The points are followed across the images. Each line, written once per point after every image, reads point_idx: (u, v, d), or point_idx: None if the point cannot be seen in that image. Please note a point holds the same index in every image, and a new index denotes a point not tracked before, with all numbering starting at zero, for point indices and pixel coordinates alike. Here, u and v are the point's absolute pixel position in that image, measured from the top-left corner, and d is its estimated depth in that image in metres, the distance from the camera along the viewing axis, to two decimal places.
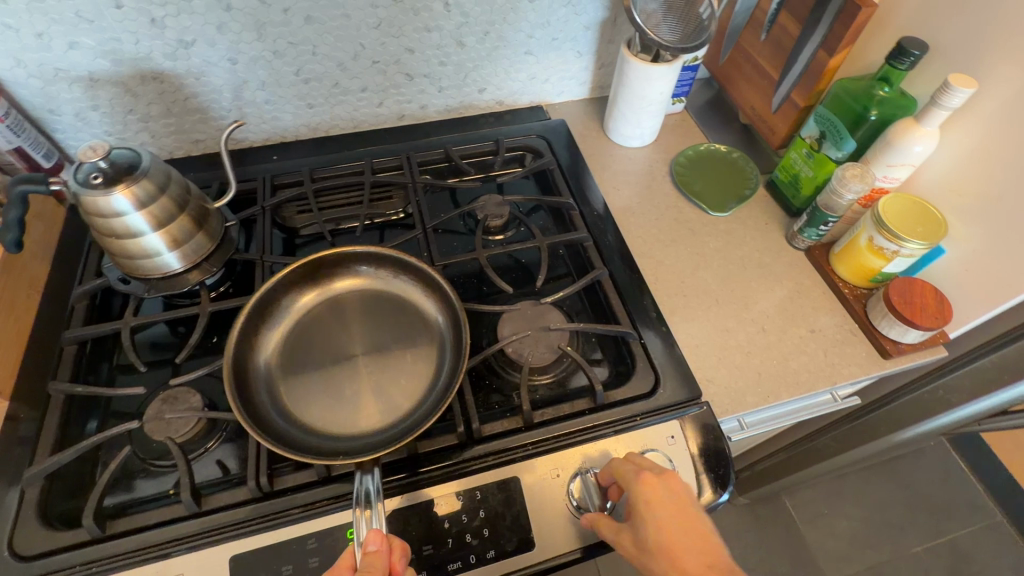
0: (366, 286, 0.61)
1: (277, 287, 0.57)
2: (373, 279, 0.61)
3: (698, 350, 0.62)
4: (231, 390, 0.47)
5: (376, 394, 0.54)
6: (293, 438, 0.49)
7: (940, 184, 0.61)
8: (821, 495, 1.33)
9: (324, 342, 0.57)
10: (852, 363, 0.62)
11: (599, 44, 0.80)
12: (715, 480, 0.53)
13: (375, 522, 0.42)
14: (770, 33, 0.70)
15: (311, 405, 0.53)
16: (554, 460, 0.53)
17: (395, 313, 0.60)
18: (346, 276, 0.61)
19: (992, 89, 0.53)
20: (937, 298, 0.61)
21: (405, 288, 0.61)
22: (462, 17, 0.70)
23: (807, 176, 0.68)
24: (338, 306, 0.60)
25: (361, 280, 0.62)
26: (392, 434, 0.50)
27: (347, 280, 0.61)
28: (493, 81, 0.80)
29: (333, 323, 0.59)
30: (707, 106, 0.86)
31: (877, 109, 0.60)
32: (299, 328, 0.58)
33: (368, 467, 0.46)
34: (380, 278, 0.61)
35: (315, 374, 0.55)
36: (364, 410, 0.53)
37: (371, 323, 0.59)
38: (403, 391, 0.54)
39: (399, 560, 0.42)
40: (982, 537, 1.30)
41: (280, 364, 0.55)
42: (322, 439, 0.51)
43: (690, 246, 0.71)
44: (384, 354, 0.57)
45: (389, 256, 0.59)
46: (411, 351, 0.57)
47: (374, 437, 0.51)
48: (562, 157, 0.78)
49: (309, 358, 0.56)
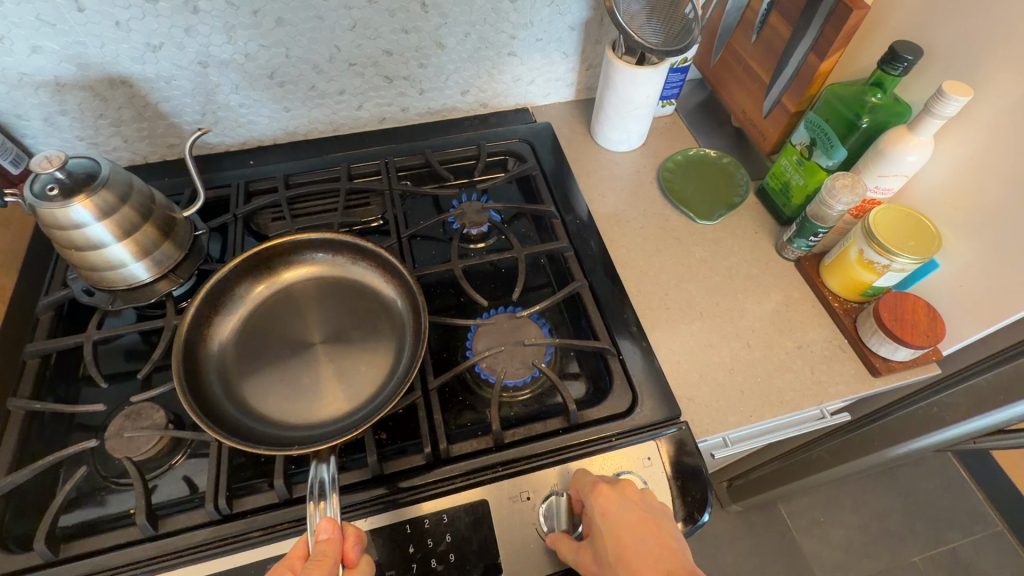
0: (323, 273, 0.60)
1: (228, 277, 0.56)
2: (330, 266, 0.60)
3: (679, 367, 0.59)
4: (182, 390, 0.46)
5: (337, 382, 0.53)
6: (249, 434, 0.48)
7: (935, 197, 0.58)
8: (817, 502, 1.31)
9: (281, 333, 0.56)
10: (840, 380, 0.60)
11: (585, 44, 0.77)
12: (692, 505, 0.51)
13: (329, 511, 0.42)
14: (760, 35, 0.67)
15: (269, 395, 0.52)
16: (524, 482, 0.51)
17: (355, 300, 0.59)
18: (302, 265, 0.60)
19: (989, 98, 0.51)
20: (929, 314, 0.58)
21: (365, 274, 0.60)
22: (442, 18, 0.68)
23: (798, 185, 0.66)
24: (296, 294, 0.59)
25: (317, 267, 0.60)
26: (351, 421, 0.49)
27: (303, 270, 0.60)
28: (475, 83, 0.78)
29: (291, 313, 0.58)
30: (699, 109, 0.83)
31: (869, 116, 0.57)
32: (256, 319, 0.57)
33: (324, 457, 0.45)
34: (340, 266, 0.60)
35: (274, 365, 0.54)
36: (324, 399, 0.52)
37: (329, 311, 0.58)
38: (365, 378, 0.53)
39: (352, 548, 0.42)
40: (984, 547, 1.27)
41: (235, 358, 0.54)
42: (279, 430, 0.50)
43: (676, 256, 0.68)
44: (344, 341, 0.56)
45: (346, 241, 0.58)
46: (372, 337, 0.56)
47: (334, 426, 0.50)
48: (546, 163, 0.75)
49: (268, 349, 0.55)
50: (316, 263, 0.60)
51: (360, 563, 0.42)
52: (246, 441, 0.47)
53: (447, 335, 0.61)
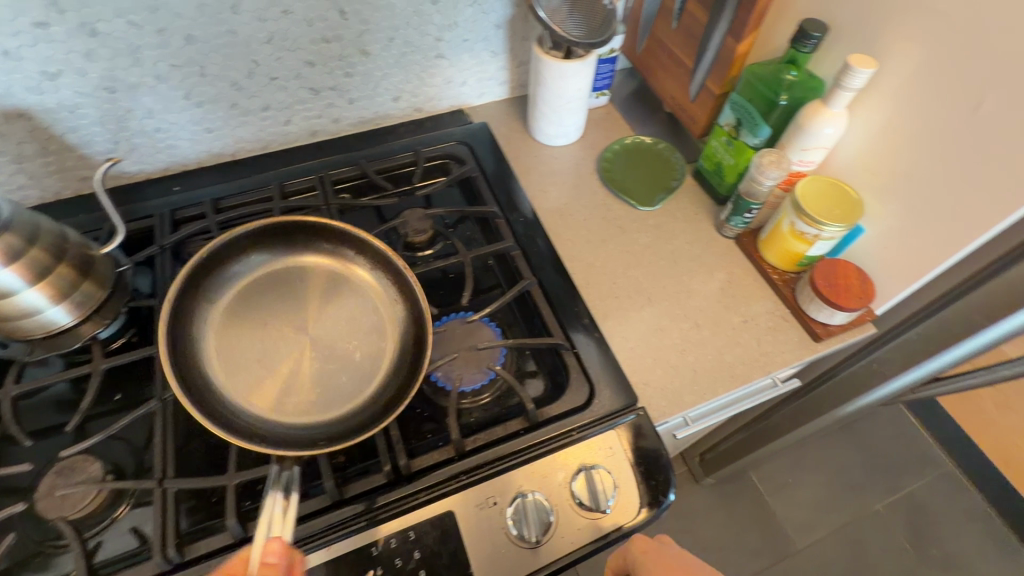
0: (337, 270, 0.60)
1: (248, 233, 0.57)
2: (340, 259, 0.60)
3: (633, 354, 0.60)
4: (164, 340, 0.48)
5: (317, 386, 0.54)
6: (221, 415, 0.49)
7: (855, 165, 0.61)
8: (784, 465, 1.36)
9: (277, 309, 0.57)
10: (784, 349, 0.62)
11: (512, 42, 0.76)
12: (655, 488, 0.52)
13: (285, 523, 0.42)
14: (680, 22, 0.69)
15: (243, 379, 0.53)
16: (488, 488, 0.50)
17: (356, 311, 0.58)
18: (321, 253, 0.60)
19: (892, 68, 0.54)
20: (860, 277, 0.61)
21: (378, 284, 0.59)
22: (363, 25, 0.66)
23: (730, 164, 0.68)
24: (292, 279, 0.59)
25: (336, 262, 0.60)
26: (319, 439, 0.50)
27: (320, 258, 0.60)
28: (406, 88, 0.76)
29: (283, 296, 0.58)
30: (632, 97, 0.84)
31: (787, 94, 0.59)
32: (251, 290, 0.58)
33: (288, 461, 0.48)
34: (355, 270, 0.60)
35: (250, 348, 0.55)
36: (300, 402, 0.53)
37: (328, 311, 0.58)
38: (344, 387, 0.54)
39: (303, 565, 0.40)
40: (937, 486, 1.35)
41: (229, 311, 0.56)
42: (249, 416, 0.51)
43: (620, 245, 0.69)
44: (332, 344, 0.56)
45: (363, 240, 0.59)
46: (360, 347, 0.56)
47: (310, 434, 0.51)
48: (486, 164, 0.75)
49: (251, 329, 0.56)
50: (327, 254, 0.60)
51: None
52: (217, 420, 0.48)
53: None
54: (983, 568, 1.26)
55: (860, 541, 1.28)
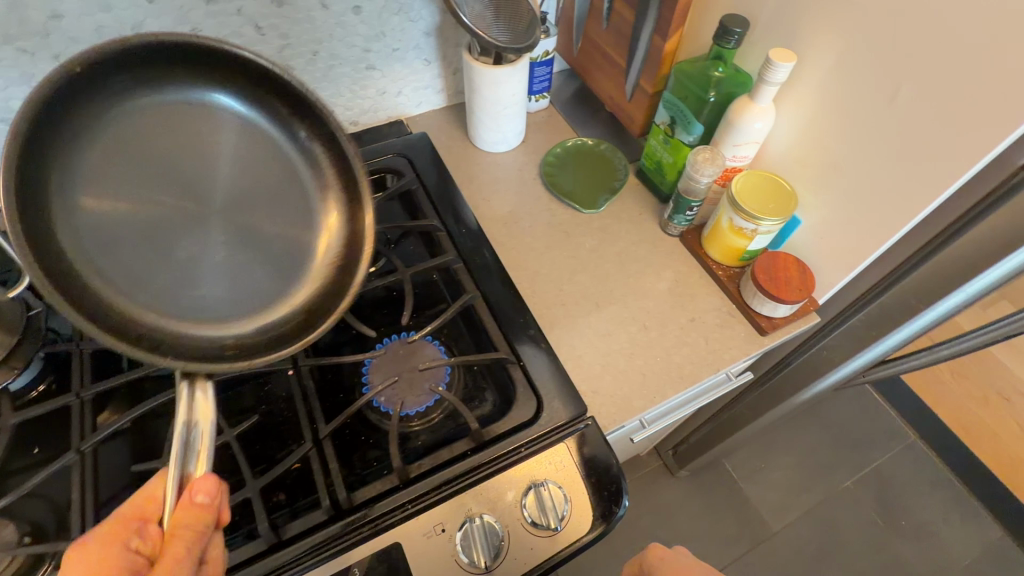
0: (278, 144, 0.49)
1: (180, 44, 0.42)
2: (260, 103, 0.48)
3: (581, 362, 0.59)
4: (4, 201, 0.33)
5: (221, 279, 0.47)
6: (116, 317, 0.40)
7: (787, 157, 0.61)
8: (756, 451, 1.38)
9: (176, 156, 0.45)
10: (732, 346, 0.62)
11: (445, 49, 0.75)
12: (607, 498, 0.50)
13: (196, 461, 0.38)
14: (610, 22, 0.68)
15: (129, 247, 0.43)
16: (435, 515, 0.48)
17: (278, 201, 0.50)
18: (267, 115, 0.49)
19: (814, 60, 0.54)
20: (800, 268, 0.61)
21: (321, 183, 0.51)
22: (283, 39, 0.64)
23: (669, 162, 0.67)
24: (208, 126, 0.46)
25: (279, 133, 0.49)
26: (223, 346, 0.45)
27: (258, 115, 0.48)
28: (338, 101, 0.74)
29: (187, 143, 0.46)
30: (573, 98, 0.83)
31: (716, 90, 0.59)
32: (154, 116, 0.44)
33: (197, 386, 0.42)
34: (302, 152, 0.50)
35: (147, 223, 0.44)
36: (209, 292, 0.46)
37: (241, 181, 0.48)
38: (258, 286, 0.49)
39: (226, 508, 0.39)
40: (903, 459, 1.39)
41: (109, 127, 0.41)
42: (136, 297, 0.42)
43: (566, 250, 0.68)
44: (244, 216, 0.48)
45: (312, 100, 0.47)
46: (280, 226, 0.50)
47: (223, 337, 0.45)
48: (425, 175, 0.73)
49: (130, 167, 0.43)
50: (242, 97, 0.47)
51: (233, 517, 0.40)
52: (87, 305, 0.38)
53: (341, 373, 0.58)
54: (950, 535, 1.30)
55: (833, 520, 1.30)
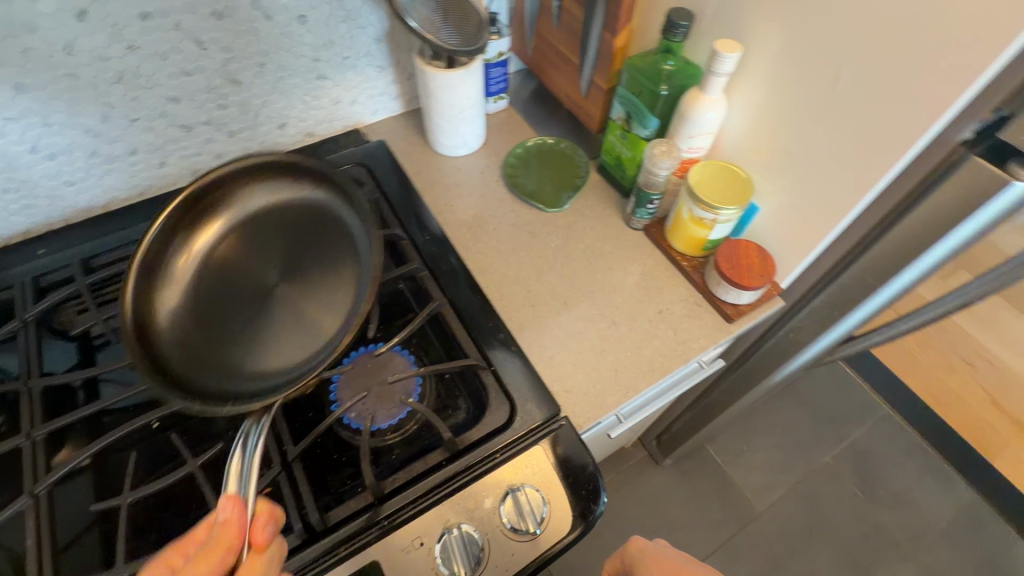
0: (297, 208, 0.60)
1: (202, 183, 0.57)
2: (268, 184, 0.60)
3: (553, 362, 0.59)
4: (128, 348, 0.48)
5: (299, 330, 0.55)
6: (194, 383, 0.50)
7: (742, 145, 0.62)
8: (738, 434, 1.40)
9: (248, 267, 0.58)
10: (701, 335, 0.62)
11: (398, 54, 0.74)
12: (585, 497, 0.50)
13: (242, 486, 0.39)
14: (560, 20, 0.68)
15: (228, 341, 0.54)
16: (412, 530, 0.48)
17: (322, 244, 0.59)
18: (272, 191, 0.60)
19: (760, 49, 0.54)
20: (761, 255, 0.62)
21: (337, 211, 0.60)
22: (226, 53, 0.62)
23: (628, 157, 0.68)
24: (257, 232, 0.59)
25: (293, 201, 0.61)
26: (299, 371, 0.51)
27: (271, 196, 0.60)
28: (291, 113, 0.72)
29: (252, 253, 0.58)
30: (532, 97, 0.83)
31: (667, 83, 0.60)
32: (221, 251, 0.58)
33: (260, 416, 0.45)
34: (312, 202, 0.61)
35: (234, 316, 0.55)
36: (278, 345, 0.54)
37: (296, 251, 0.59)
38: (322, 322, 0.55)
39: (261, 530, 0.38)
40: (878, 430, 1.43)
41: (213, 270, 0.57)
42: (235, 374, 0.52)
43: (532, 251, 0.68)
44: (304, 281, 0.57)
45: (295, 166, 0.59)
46: (332, 277, 0.57)
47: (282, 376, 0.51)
48: (386, 183, 0.72)
49: (229, 288, 0.57)
50: (266, 197, 0.60)
51: (269, 547, 0.38)
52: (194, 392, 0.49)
53: (309, 392, 0.56)
54: (926, 500, 1.34)
55: (815, 495, 1.33)
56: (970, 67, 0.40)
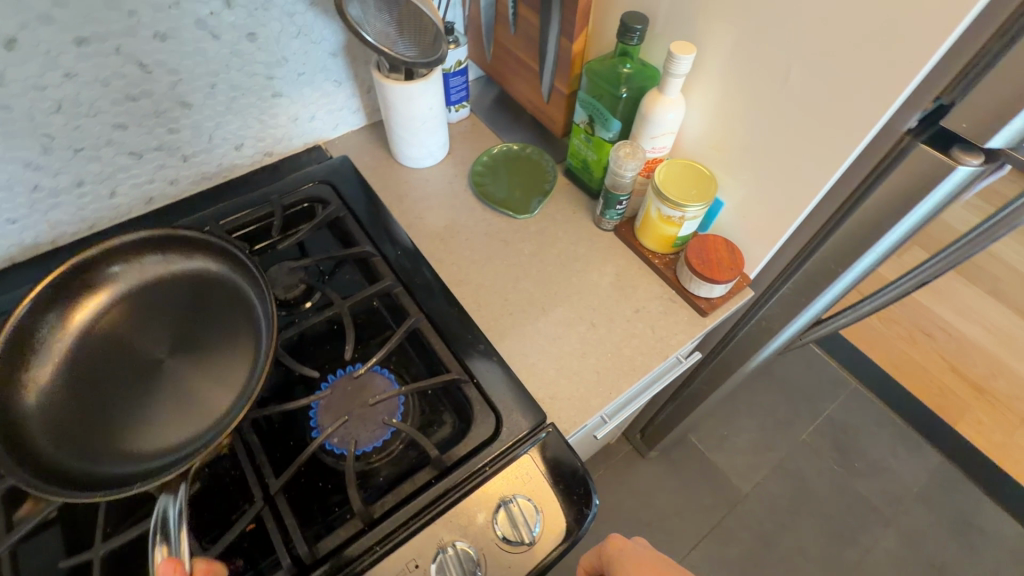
0: (194, 280, 0.57)
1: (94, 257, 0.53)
2: (159, 252, 0.56)
3: (536, 369, 0.59)
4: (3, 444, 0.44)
5: (188, 407, 0.51)
6: (60, 471, 0.45)
7: (703, 143, 0.63)
8: (719, 420, 1.44)
9: (137, 346, 0.53)
10: (678, 331, 0.63)
11: (356, 67, 0.72)
12: (577, 501, 0.50)
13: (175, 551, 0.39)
14: (518, 27, 0.68)
15: (108, 425, 0.49)
16: (406, 552, 0.47)
17: (218, 316, 0.55)
18: (167, 264, 0.57)
19: (714, 48, 0.56)
20: (729, 248, 0.64)
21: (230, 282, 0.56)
22: (173, 75, 0.59)
23: (594, 160, 0.68)
24: (150, 305, 0.55)
25: (188, 273, 0.57)
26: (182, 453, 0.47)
27: (166, 267, 0.57)
28: (248, 133, 0.70)
29: (144, 327, 0.54)
30: (494, 104, 0.83)
31: (627, 86, 0.61)
32: (105, 332, 0.53)
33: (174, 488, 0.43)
34: (209, 270, 0.57)
35: (115, 394, 0.50)
36: (166, 422, 0.50)
37: (190, 323, 0.55)
38: (213, 400, 0.51)
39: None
40: (850, 405, 1.48)
41: (96, 351, 0.52)
42: (116, 463, 0.47)
43: (506, 258, 0.68)
44: (200, 357, 0.53)
45: (183, 235, 0.56)
46: (228, 351, 0.54)
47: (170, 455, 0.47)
48: (352, 200, 0.70)
49: (113, 368, 0.52)
50: (159, 264, 0.56)
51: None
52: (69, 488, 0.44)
53: (287, 422, 0.54)
54: (899, 467, 1.40)
55: (796, 473, 1.37)
56: (911, 60, 0.42)
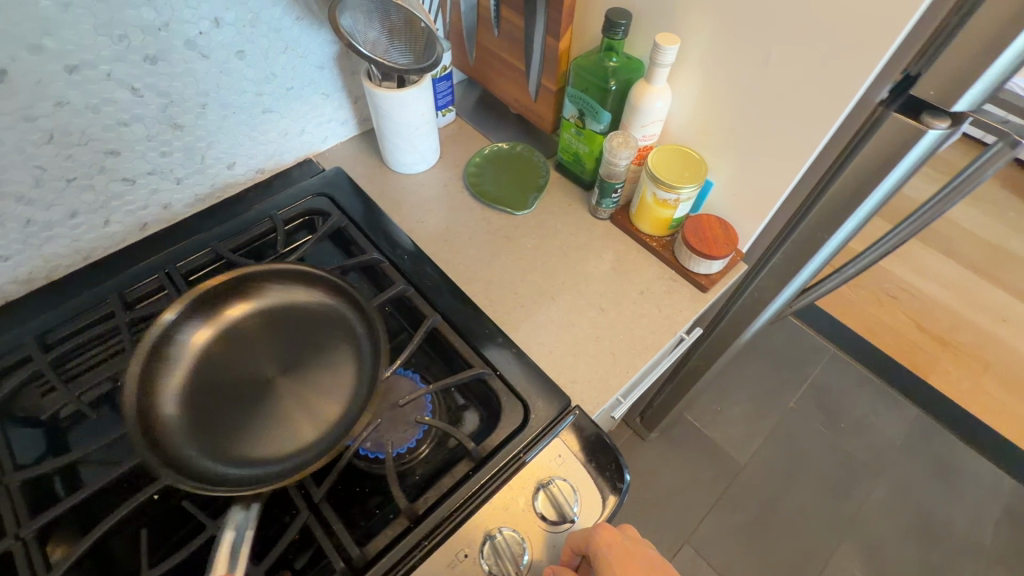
0: (302, 306, 0.59)
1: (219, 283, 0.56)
2: (272, 282, 0.59)
3: (553, 357, 0.61)
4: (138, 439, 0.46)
5: (295, 421, 0.53)
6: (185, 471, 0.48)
7: (689, 128, 0.66)
8: (711, 396, 1.49)
9: (245, 359, 0.55)
10: (683, 307, 0.66)
11: (343, 78, 0.73)
12: (612, 477, 0.52)
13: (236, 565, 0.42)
14: (501, 29, 0.70)
15: (222, 433, 0.51)
16: (454, 543, 0.48)
17: (324, 342, 0.57)
18: (280, 291, 0.59)
19: (694, 38, 0.59)
20: (722, 225, 0.67)
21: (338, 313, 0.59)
22: (164, 96, 0.59)
23: (585, 152, 0.71)
24: (257, 326, 0.57)
25: (296, 300, 0.59)
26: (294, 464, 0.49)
27: (276, 294, 0.59)
28: (240, 151, 0.69)
29: (250, 345, 0.56)
30: (478, 106, 0.85)
31: (615, 79, 0.63)
32: (215, 347, 0.55)
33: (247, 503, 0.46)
34: (315, 299, 0.59)
35: (226, 405, 0.53)
36: (273, 436, 0.52)
37: (295, 345, 0.57)
38: (320, 417, 0.53)
39: None
40: (831, 369, 1.56)
41: (209, 363, 0.55)
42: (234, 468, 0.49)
43: (511, 253, 0.70)
44: (307, 377, 0.55)
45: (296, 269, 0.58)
46: (332, 375, 0.56)
47: (267, 469, 0.49)
48: (352, 209, 0.71)
49: (223, 380, 0.54)
50: (279, 293, 0.59)
51: None
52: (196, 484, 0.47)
53: None
54: (882, 423, 1.48)
55: (788, 439, 1.44)
56: (881, 36, 0.46)
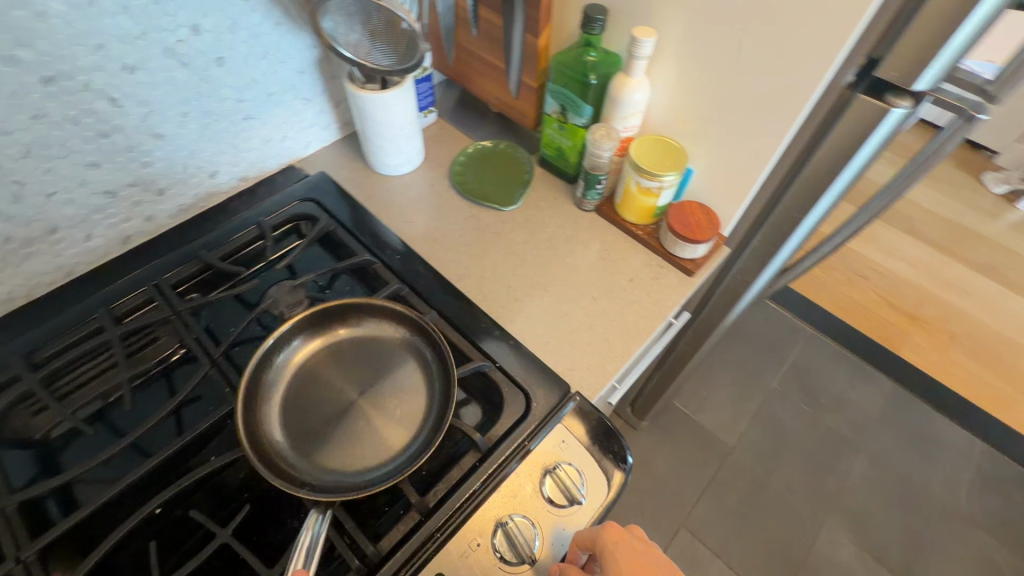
0: (393, 341, 0.58)
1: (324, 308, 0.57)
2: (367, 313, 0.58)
3: (550, 346, 0.62)
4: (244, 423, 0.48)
5: (368, 439, 0.53)
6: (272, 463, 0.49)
7: (668, 118, 0.69)
8: (697, 382, 1.52)
9: (333, 376, 0.56)
10: (671, 292, 0.68)
11: (324, 83, 0.73)
12: (614, 458, 0.54)
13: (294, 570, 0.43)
14: (479, 28, 0.71)
15: (304, 439, 0.52)
16: (467, 532, 0.49)
17: (408, 376, 0.56)
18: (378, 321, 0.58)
19: (668, 30, 0.61)
20: (704, 211, 0.70)
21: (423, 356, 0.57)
22: (144, 106, 0.58)
23: (569, 146, 0.73)
24: (350, 350, 0.57)
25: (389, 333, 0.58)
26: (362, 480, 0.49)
27: (372, 323, 0.58)
28: (223, 159, 0.69)
29: (338, 365, 0.57)
30: (458, 106, 0.86)
31: (594, 73, 0.65)
32: (311, 360, 0.57)
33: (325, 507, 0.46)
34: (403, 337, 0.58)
35: (308, 414, 0.54)
36: (349, 451, 0.52)
37: (380, 373, 0.56)
38: (393, 442, 0.52)
39: None
40: (809, 348, 1.62)
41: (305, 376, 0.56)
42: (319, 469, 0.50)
43: (501, 249, 0.71)
44: (387, 404, 0.55)
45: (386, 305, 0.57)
46: (406, 407, 0.54)
47: (338, 480, 0.50)
48: (340, 212, 0.70)
49: (310, 392, 0.55)
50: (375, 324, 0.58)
51: None
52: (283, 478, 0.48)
53: None
54: (860, 397, 1.54)
55: (774, 418, 1.48)
56: (845, 22, 0.49)
